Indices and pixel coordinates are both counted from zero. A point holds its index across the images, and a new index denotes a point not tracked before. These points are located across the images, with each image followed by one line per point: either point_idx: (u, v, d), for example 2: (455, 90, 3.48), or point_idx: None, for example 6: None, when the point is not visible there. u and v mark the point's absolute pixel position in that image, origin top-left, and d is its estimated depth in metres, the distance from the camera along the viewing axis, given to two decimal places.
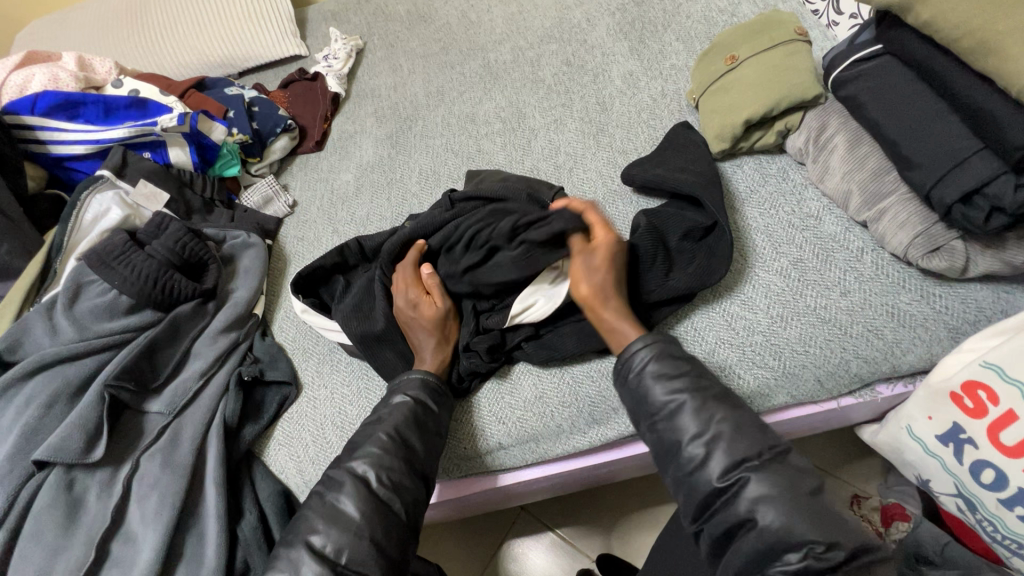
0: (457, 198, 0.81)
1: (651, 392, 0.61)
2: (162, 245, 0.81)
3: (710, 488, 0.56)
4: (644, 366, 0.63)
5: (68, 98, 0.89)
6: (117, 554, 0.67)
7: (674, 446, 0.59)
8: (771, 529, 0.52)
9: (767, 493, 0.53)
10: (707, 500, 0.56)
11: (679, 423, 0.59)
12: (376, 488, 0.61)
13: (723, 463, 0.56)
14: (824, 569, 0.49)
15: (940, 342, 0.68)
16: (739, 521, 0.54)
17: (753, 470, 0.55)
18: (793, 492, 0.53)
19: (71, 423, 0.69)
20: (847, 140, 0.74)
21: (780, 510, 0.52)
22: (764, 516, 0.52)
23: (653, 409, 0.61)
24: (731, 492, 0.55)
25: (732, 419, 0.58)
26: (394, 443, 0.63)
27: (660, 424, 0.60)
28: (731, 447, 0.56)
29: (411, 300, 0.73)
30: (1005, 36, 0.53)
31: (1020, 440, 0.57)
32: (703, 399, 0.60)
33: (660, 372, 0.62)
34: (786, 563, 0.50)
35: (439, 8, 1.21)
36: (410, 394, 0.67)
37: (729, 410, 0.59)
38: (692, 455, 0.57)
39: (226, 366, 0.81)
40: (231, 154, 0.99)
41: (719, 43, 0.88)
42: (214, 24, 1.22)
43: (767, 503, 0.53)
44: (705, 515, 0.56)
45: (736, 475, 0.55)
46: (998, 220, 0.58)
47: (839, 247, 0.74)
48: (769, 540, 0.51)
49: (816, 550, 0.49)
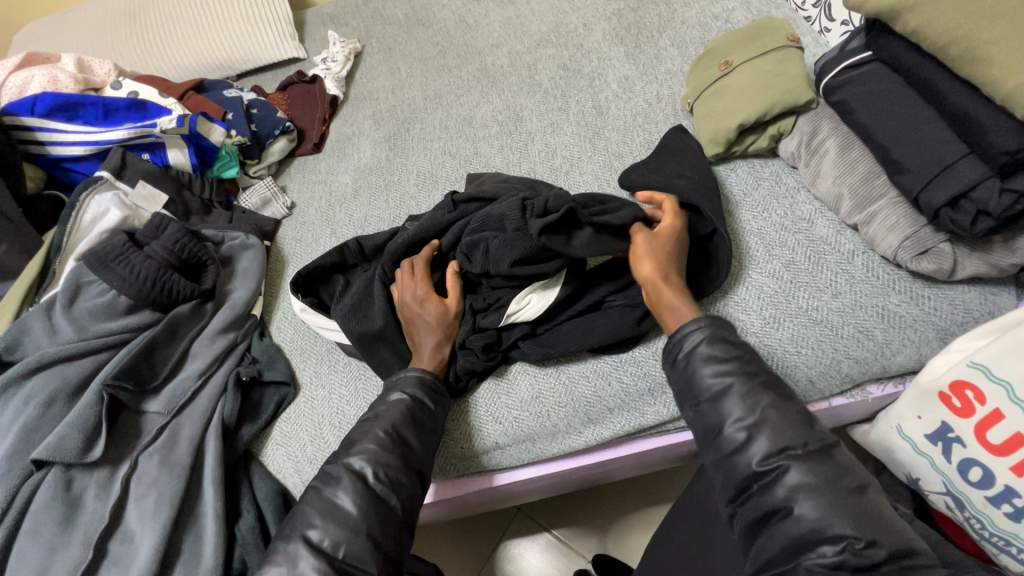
0: (461, 199, 0.79)
1: (698, 373, 0.62)
2: (161, 245, 0.82)
3: (748, 471, 0.57)
4: (696, 348, 0.63)
5: (68, 99, 0.90)
6: (115, 553, 0.67)
7: (716, 427, 0.60)
8: (807, 518, 0.52)
9: (809, 482, 0.54)
10: (744, 482, 0.57)
11: (723, 406, 0.60)
12: (374, 485, 0.62)
13: (767, 449, 0.56)
14: (862, 565, 0.49)
15: (928, 343, 0.70)
16: (778, 507, 0.54)
17: (795, 458, 0.55)
18: (835, 484, 0.53)
19: (70, 422, 0.70)
20: (838, 145, 0.75)
21: (822, 502, 0.52)
22: (802, 505, 0.53)
23: (700, 390, 0.62)
24: (771, 477, 0.55)
25: (779, 408, 0.58)
26: (392, 440, 0.64)
27: (704, 405, 0.61)
28: (774, 436, 0.56)
29: (419, 297, 0.73)
30: (989, 44, 0.55)
31: (1007, 438, 0.58)
32: (752, 385, 0.60)
33: (712, 355, 0.62)
34: (821, 555, 0.51)
35: (437, 12, 1.22)
36: (407, 392, 0.68)
37: (778, 398, 0.59)
38: (734, 438, 0.58)
39: (224, 366, 0.81)
40: (230, 155, 1.00)
41: (713, 48, 0.89)
42: (212, 26, 1.22)
43: (806, 492, 0.53)
44: (741, 498, 0.57)
45: (778, 461, 0.55)
46: (984, 223, 0.60)
47: (831, 250, 0.75)
48: (804, 530, 0.52)
49: (855, 545, 0.50)
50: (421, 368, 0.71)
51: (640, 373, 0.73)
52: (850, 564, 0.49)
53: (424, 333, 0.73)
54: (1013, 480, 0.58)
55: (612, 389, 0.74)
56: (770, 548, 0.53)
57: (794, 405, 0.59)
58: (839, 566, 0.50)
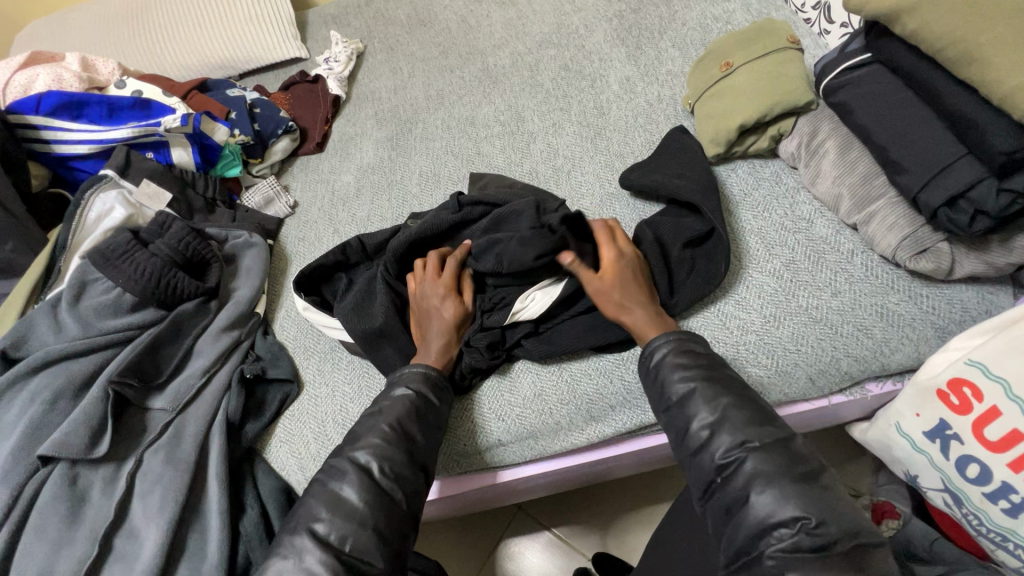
0: (467, 200, 0.81)
1: (668, 381, 0.64)
2: (165, 244, 0.82)
3: (711, 466, 0.58)
4: (664, 358, 0.65)
5: (72, 98, 0.90)
6: (120, 549, 0.67)
7: (682, 428, 0.62)
8: (762, 506, 0.54)
9: (764, 469, 0.55)
10: (708, 477, 0.59)
11: (689, 408, 0.61)
12: (379, 479, 0.63)
13: (727, 443, 0.58)
14: (816, 545, 0.51)
15: (927, 341, 0.70)
16: (737, 498, 0.56)
17: (752, 450, 0.57)
18: (790, 470, 0.55)
19: (75, 419, 0.70)
20: (838, 145, 0.76)
21: (776, 490, 0.54)
22: (759, 494, 0.54)
23: (668, 396, 0.64)
24: (731, 469, 0.57)
25: (738, 406, 0.60)
26: (397, 435, 0.65)
27: (672, 409, 0.63)
28: (734, 430, 0.58)
29: (440, 294, 0.74)
30: (988, 46, 0.56)
31: (1004, 435, 0.59)
32: (715, 387, 0.62)
33: (680, 363, 0.64)
34: (779, 539, 0.52)
35: (439, 13, 1.23)
36: (411, 387, 0.69)
37: (737, 398, 0.60)
38: (697, 436, 0.60)
39: (228, 364, 0.82)
40: (233, 155, 1.01)
41: (714, 49, 0.90)
42: (216, 25, 1.23)
43: (763, 479, 0.55)
44: (707, 492, 0.59)
45: (735, 454, 0.57)
46: (982, 222, 0.61)
47: (830, 249, 0.76)
48: (763, 516, 0.54)
49: (808, 525, 0.52)
50: (425, 364, 0.71)
51: None
52: (806, 544, 0.51)
53: (434, 330, 0.73)
54: (1011, 476, 0.59)
55: (614, 386, 0.74)
56: (737, 538, 0.55)
57: (755, 403, 0.61)
58: (796, 548, 0.52)
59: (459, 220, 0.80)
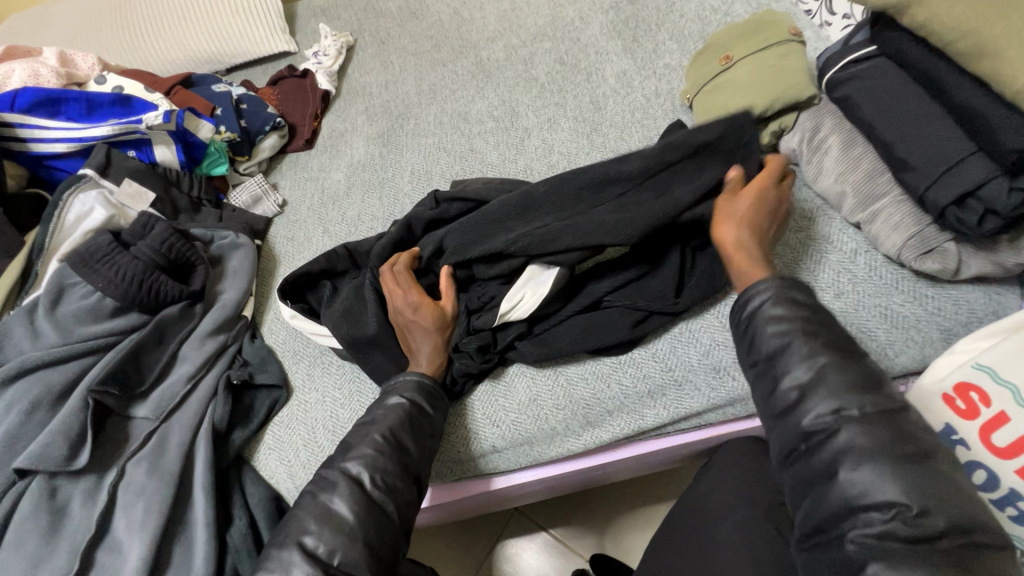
0: (444, 196, 0.79)
1: (760, 333, 0.58)
2: (148, 246, 0.79)
3: (798, 431, 0.53)
4: (760, 307, 0.59)
5: (49, 95, 0.87)
6: (102, 563, 0.65)
7: (770, 386, 0.57)
8: (853, 483, 0.49)
9: (864, 445, 0.50)
10: (792, 443, 0.54)
11: (781, 366, 0.56)
12: (372, 489, 0.60)
13: (822, 408, 0.52)
14: (913, 534, 0.46)
15: (932, 343, 0.69)
16: (824, 470, 0.51)
17: (849, 419, 0.51)
18: (892, 450, 0.49)
19: (53, 430, 0.67)
20: (841, 142, 0.74)
21: (873, 467, 0.49)
22: (853, 470, 0.49)
23: (759, 350, 0.58)
24: (822, 439, 0.52)
25: (842, 370, 0.53)
26: (389, 444, 0.63)
27: (762, 364, 0.58)
28: (830, 395, 0.52)
29: (410, 303, 0.71)
30: (999, 39, 0.53)
31: (1014, 440, 0.57)
32: (813, 345, 0.55)
33: (776, 314, 0.58)
34: (868, 522, 0.48)
35: (430, 5, 1.19)
36: (406, 395, 0.66)
37: (840, 359, 0.54)
38: (786, 396, 0.55)
39: (214, 370, 0.79)
40: (218, 153, 0.98)
41: (714, 41, 0.88)
42: (200, 18, 1.19)
43: (861, 457, 0.49)
44: (791, 459, 0.54)
45: (828, 423, 0.52)
46: (992, 222, 0.59)
47: (833, 249, 0.74)
48: (850, 496, 0.49)
49: (906, 512, 0.46)
50: (418, 372, 0.69)
51: (639, 375, 0.72)
52: (899, 533, 0.46)
53: (416, 330, 0.71)
54: (1019, 483, 0.56)
55: (612, 391, 0.72)
56: (817, 513, 0.50)
57: (859, 367, 0.54)
58: (887, 535, 0.47)
59: (436, 216, 0.77)
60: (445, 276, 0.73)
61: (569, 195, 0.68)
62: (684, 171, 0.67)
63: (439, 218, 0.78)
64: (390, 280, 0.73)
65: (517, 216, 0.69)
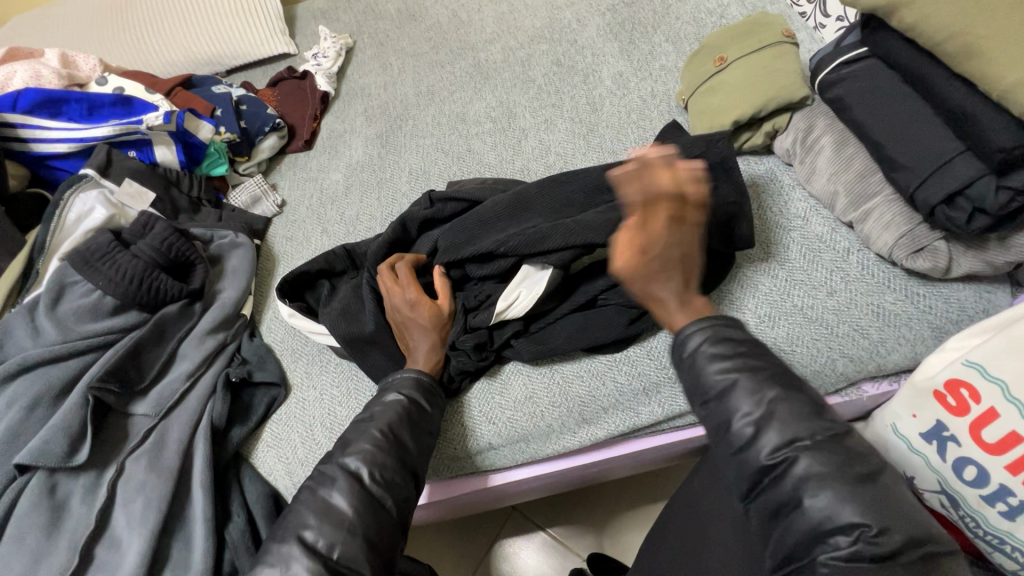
0: (438, 196, 0.80)
1: (702, 371, 0.55)
2: (147, 245, 0.80)
3: (756, 466, 0.50)
4: (699, 347, 0.56)
5: (50, 96, 0.88)
6: (102, 559, 0.66)
7: (722, 423, 0.53)
8: (816, 511, 0.47)
9: (821, 472, 0.47)
10: (752, 478, 0.51)
11: (730, 402, 0.53)
12: (370, 484, 0.61)
13: (775, 441, 0.50)
14: (877, 553, 0.45)
15: (924, 341, 0.70)
16: (786, 502, 0.48)
17: (804, 449, 0.49)
18: (847, 471, 0.47)
19: (54, 426, 0.68)
20: (834, 142, 0.74)
21: (832, 493, 0.47)
22: (813, 497, 0.47)
23: (706, 387, 0.55)
24: (780, 471, 0.49)
25: (792, 400, 0.51)
26: (387, 440, 0.63)
27: (710, 403, 0.54)
28: (783, 428, 0.50)
29: (409, 301, 0.71)
30: (986, 40, 0.54)
31: (1004, 436, 0.57)
32: (760, 377, 0.53)
33: (716, 352, 0.55)
34: (836, 547, 0.46)
35: (429, 7, 1.20)
36: (404, 393, 0.67)
37: (786, 389, 0.52)
38: (740, 433, 0.52)
39: (213, 367, 0.80)
40: (218, 153, 0.99)
41: (708, 42, 0.88)
42: (200, 20, 1.20)
43: (819, 483, 0.47)
44: (753, 493, 0.51)
45: (784, 455, 0.49)
46: (980, 221, 0.59)
47: (826, 248, 0.75)
48: (815, 524, 0.47)
49: (868, 533, 0.45)
50: (417, 370, 0.69)
51: (635, 372, 0.73)
52: (867, 554, 0.45)
53: (414, 329, 0.71)
54: (1009, 479, 0.57)
55: (607, 388, 0.73)
56: (786, 543, 0.48)
57: (807, 394, 0.52)
58: (854, 558, 0.45)
59: (430, 215, 0.78)
60: (438, 276, 0.74)
61: (558, 203, 0.72)
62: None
63: (435, 216, 0.79)
64: (387, 279, 0.73)
65: (508, 213, 0.72)
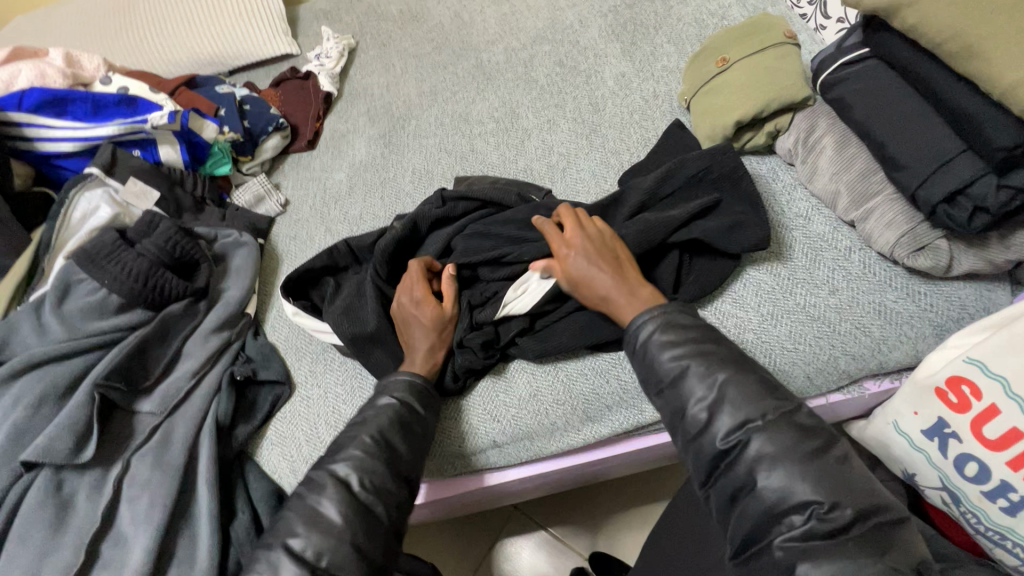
0: (450, 195, 0.81)
1: (656, 359, 0.59)
2: (153, 243, 0.80)
3: (713, 451, 0.54)
4: (651, 336, 0.60)
5: (56, 94, 0.88)
6: (107, 556, 0.66)
7: (679, 409, 0.57)
8: (772, 491, 0.50)
9: (772, 451, 0.51)
10: (710, 463, 0.54)
11: (685, 388, 0.57)
12: (358, 491, 0.61)
13: (728, 425, 0.53)
14: (828, 530, 0.48)
15: (926, 339, 0.70)
16: (742, 484, 0.52)
17: (755, 430, 0.52)
18: (797, 450, 0.51)
19: (60, 423, 0.68)
20: (835, 142, 0.75)
21: (784, 471, 0.50)
22: (765, 477, 0.51)
23: (660, 376, 0.59)
24: (734, 454, 0.53)
25: (739, 381, 0.55)
26: (377, 445, 0.63)
27: (666, 390, 0.58)
28: (736, 410, 0.54)
29: (415, 300, 0.72)
30: (986, 40, 0.55)
31: (1004, 433, 0.58)
32: (709, 362, 0.57)
33: (667, 341, 0.59)
34: (791, 526, 0.49)
35: (431, 8, 1.21)
36: (395, 396, 0.67)
37: (736, 370, 0.56)
38: (696, 419, 0.55)
39: (218, 365, 0.80)
40: (222, 153, 0.99)
41: (711, 43, 0.89)
42: (204, 20, 1.21)
43: (771, 463, 0.51)
44: (711, 479, 0.54)
45: (737, 437, 0.53)
46: (981, 219, 0.60)
47: (828, 246, 0.75)
48: (770, 504, 0.50)
49: (819, 511, 0.48)
50: (411, 372, 0.69)
51: None
52: (818, 531, 0.48)
53: (415, 328, 0.72)
54: (1010, 475, 0.58)
55: (610, 386, 0.73)
56: (744, 526, 0.51)
57: (754, 375, 0.56)
58: (808, 536, 0.48)
59: (444, 213, 0.80)
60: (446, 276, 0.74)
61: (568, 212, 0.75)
62: (676, 203, 0.76)
63: (446, 216, 0.80)
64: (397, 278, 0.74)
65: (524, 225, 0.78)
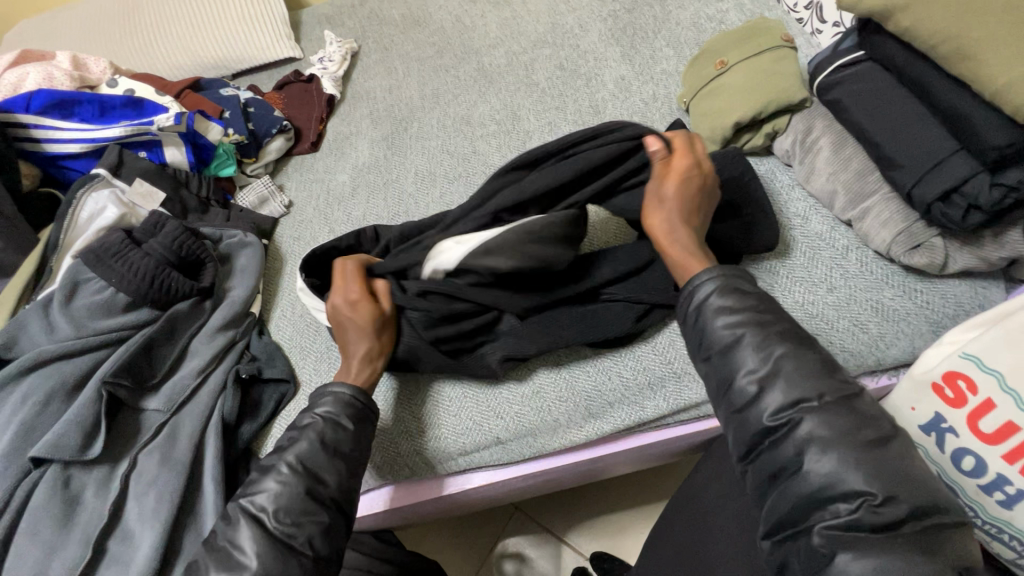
0: None
1: (710, 324, 0.58)
2: (159, 243, 0.81)
3: (758, 427, 0.53)
4: (708, 299, 0.60)
5: (64, 97, 0.90)
6: (115, 551, 0.67)
7: (726, 381, 0.56)
8: (820, 474, 0.49)
9: (824, 435, 0.50)
10: (753, 438, 0.54)
11: (735, 357, 0.56)
12: (273, 528, 0.57)
13: (779, 402, 0.52)
14: (880, 523, 0.47)
15: (922, 335, 0.71)
16: (787, 464, 0.51)
17: (809, 410, 0.51)
18: (854, 438, 0.49)
19: (69, 420, 0.69)
20: (832, 142, 0.77)
21: (837, 456, 0.49)
22: (813, 460, 0.50)
23: (711, 342, 0.58)
24: (782, 432, 0.52)
25: (797, 358, 0.54)
26: (297, 473, 0.60)
27: (715, 357, 0.58)
28: (788, 388, 0.53)
29: (350, 301, 0.72)
30: (980, 43, 0.56)
31: (999, 427, 0.59)
32: (765, 334, 0.56)
33: (724, 306, 0.59)
34: (835, 514, 0.48)
35: (433, 13, 1.22)
36: (317, 414, 0.65)
37: (795, 347, 0.55)
38: (744, 391, 0.54)
39: (224, 364, 0.81)
40: (227, 154, 1.00)
41: (710, 47, 0.91)
42: (209, 24, 1.22)
43: (821, 446, 0.50)
44: (752, 456, 0.54)
45: (789, 416, 0.52)
46: (975, 217, 0.61)
47: (826, 245, 0.76)
48: (816, 488, 0.49)
49: (872, 502, 0.47)
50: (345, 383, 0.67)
51: (639, 368, 0.74)
52: (866, 522, 0.47)
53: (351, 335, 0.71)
54: (1006, 468, 0.59)
55: (612, 383, 0.74)
56: (782, 508, 0.50)
57: (814, 353, 0.55)
58: (855, 526, 0.47)
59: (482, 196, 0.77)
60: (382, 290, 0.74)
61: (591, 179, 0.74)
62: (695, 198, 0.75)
63: None
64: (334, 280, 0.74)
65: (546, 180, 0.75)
